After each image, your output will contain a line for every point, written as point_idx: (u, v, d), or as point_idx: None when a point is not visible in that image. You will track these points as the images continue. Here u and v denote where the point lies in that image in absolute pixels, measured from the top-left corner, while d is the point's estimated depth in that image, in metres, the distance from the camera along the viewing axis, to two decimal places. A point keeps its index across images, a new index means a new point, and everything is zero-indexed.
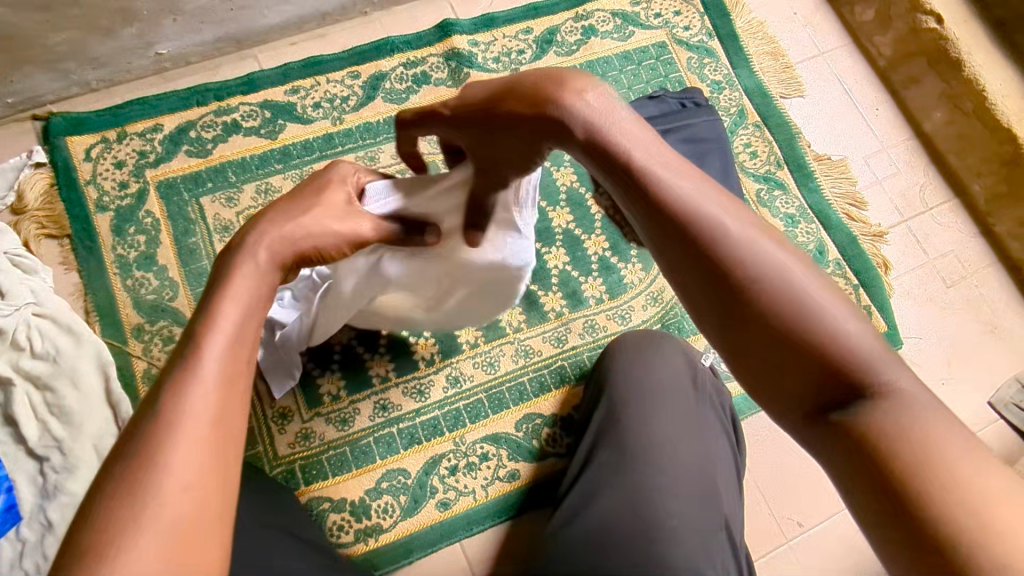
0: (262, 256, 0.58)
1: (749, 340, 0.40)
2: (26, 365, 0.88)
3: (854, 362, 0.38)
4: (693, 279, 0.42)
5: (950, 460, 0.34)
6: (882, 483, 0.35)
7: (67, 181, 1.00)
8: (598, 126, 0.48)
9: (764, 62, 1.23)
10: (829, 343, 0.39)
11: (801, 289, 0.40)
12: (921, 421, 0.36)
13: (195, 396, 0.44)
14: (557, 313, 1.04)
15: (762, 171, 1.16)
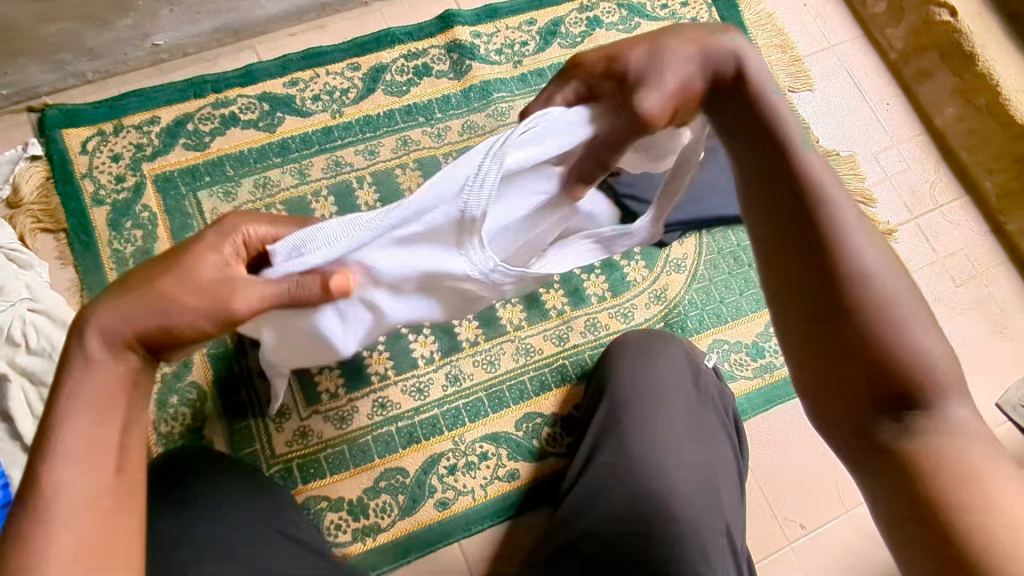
0: (93, 346, 0.54)
1: (828, 345, 0.50)
2: (21, 361, 0.87)
3: (923, 385, 0.47)
4: (802, 283, 0.51)
5: (980, 483, 0.45)
6: (911, 483, 0.46)
7: (62, 175, 0.98)
8: (759, 121, 0.54)
9: (773, 54, 1.20)
10: (904, 366, 0.47)
11: (896, 303, 0.48)
12: (965, 448, 0.46)
13: (54, 518, 0.50)
14: (558, 312, 1.02)
15: None
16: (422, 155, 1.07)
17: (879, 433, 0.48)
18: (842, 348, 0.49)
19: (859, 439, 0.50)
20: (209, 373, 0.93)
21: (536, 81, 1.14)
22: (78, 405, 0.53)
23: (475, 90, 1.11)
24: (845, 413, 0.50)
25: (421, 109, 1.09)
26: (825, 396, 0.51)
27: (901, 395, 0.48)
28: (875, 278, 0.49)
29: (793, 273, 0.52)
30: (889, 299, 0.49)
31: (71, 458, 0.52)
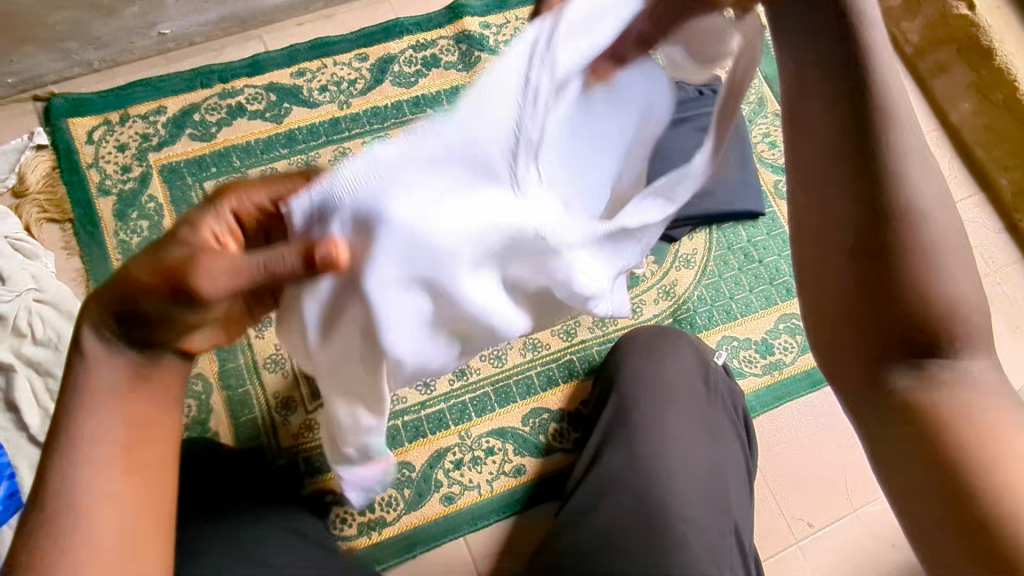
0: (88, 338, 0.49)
1: (855, 289, 0.43)
2: (27, 351, 0.87)
3: (954, 331, 0.42)
4: (840, 221, 0.43)
5: (994, 445, 0.41)
6: (923, 436, 0.43)
7: (68, 164, 0.98)
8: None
9: None
10: (937, 313, 0.41)
11: (942, 239, 0.41)
12: (979, 405, 0.43)
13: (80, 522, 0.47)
14: None
15: (780, 162, 1.12)
16: None
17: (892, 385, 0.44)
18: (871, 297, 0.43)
19: (866, 385, 0.46)
20: (216, 366, 0.93)
21: None
22: (90, 402, 0.49)
23: None
24: (862, 359, 0.46)
25: (429, 101, 1.08)
26: (839, 336, 0.46)
27: (923, 342, 0.43)
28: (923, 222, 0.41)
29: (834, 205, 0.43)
30: (937, 247, 0.41)
31: (86, 460, 0.48)
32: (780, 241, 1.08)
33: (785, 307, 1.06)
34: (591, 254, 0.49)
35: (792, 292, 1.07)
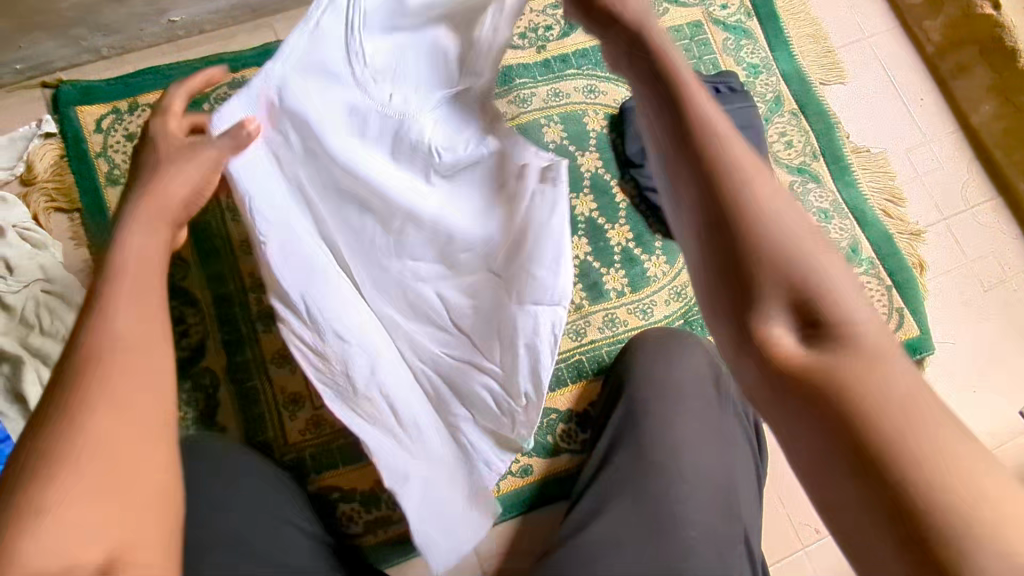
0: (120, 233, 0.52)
1: (714, 256, 0.39)
2: (35, 343, 0.87)
3: (829, 308, 0.36)
4: (685, 194, 0.41)
5: (922, 426, 0.31)
6: (840, 418, 0.32)
7: (76, 153, 0.97)
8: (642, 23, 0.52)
9: (805, 45, 1.16)
10: (801, 281, 0.36)
11: (790, 223, 0.38)
12: (891, 380, 0.33)
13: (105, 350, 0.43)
14: (576, 306, 1.01)
15: (796, 163, 1.10)
16: None
17: (774, 351, 0.36)
18: (730, 261, 0.38)
19: (748, 371, 0.38)
20: (224, 360, 0.92)
21: (560, 67, 1.10)
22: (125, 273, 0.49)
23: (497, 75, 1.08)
24: (740, 337, 0.38)
25: None
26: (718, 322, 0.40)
27: (804, 316, 0.36)
28: (760, 190, 0.39)
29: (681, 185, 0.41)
30: (781, 221, 0.39)
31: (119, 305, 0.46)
32: None
33: None
34: (435, 117, 0.75)
35: None
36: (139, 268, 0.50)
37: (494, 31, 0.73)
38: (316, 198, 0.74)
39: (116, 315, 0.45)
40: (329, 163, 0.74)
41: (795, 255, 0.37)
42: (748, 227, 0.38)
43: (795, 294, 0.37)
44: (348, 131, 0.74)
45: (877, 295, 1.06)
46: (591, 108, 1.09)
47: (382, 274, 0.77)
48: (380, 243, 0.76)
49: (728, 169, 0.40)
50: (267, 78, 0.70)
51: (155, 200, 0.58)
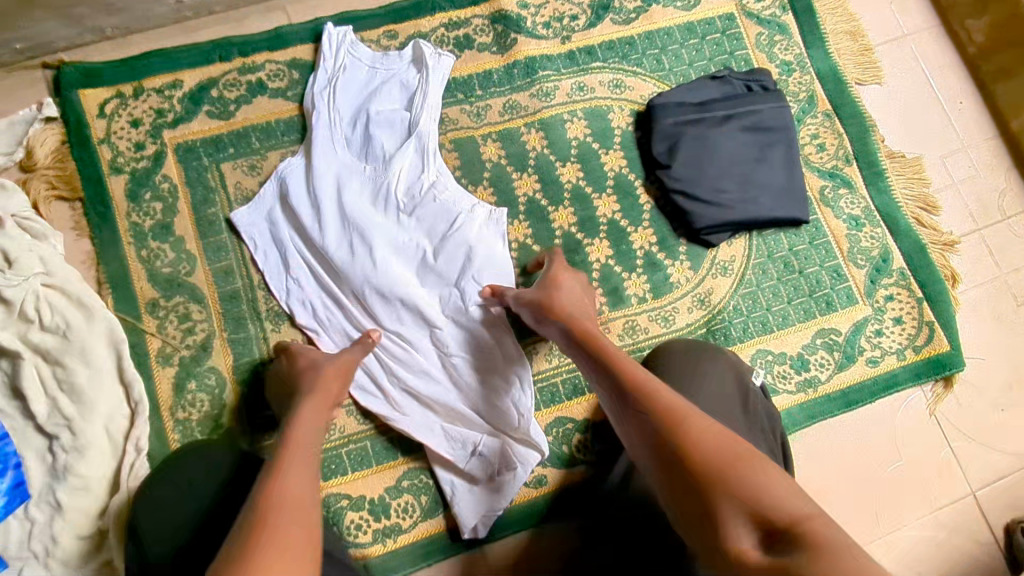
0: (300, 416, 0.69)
1: (676, 484, 0.56)
2: (34, 338, 0.83)
3: (788, 519, 0.49)
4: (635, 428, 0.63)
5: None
6: None
7: (78, 139, 0.93)
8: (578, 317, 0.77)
9: (841, 42, 1.11)
10: (769, 511, 0.50)
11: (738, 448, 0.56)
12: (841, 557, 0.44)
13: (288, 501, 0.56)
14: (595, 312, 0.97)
15: (828, 166, 1.06)
16: (460, 135, 1.00)
17: (738, 552, 0.50)
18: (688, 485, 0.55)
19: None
20: (231, 360, 0.90)
21: (585, 59, 1.06)
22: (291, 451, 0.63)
23: (520, 66, 1.04)
24: (718, 551, 0.51)
25: (461, 85, 1.01)
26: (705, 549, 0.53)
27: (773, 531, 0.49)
28: (688, 411, 0.61)
29: (632, 426, 0.63)
30: (709, 433, 0.58)
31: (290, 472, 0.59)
32: (824, 250, 1.03)
33: (824, 321, 1.01)
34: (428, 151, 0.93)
35: (833, 306, 1.01)
36: (293, 483, 0.58)
37: (425, 98, 0.95)
38: (317, 259, 0.91)
39: (283, 522, 0.53)
40: (326, 224, 0.89)
41: (733, 465, 0.54)
42: (685, 444, 0.57)
43: (745, 508, 0.51)
44: (336, 195, 0.91)
45: (906, 307, 1.02)
46: (616, 104, 1.05)
47: (374, 282, 0.88)
48: (367, 277, 0.89)
49: (661, 403, 0.61)
50: (274, 182, 0.93)
51: (303, 422, 0.67)
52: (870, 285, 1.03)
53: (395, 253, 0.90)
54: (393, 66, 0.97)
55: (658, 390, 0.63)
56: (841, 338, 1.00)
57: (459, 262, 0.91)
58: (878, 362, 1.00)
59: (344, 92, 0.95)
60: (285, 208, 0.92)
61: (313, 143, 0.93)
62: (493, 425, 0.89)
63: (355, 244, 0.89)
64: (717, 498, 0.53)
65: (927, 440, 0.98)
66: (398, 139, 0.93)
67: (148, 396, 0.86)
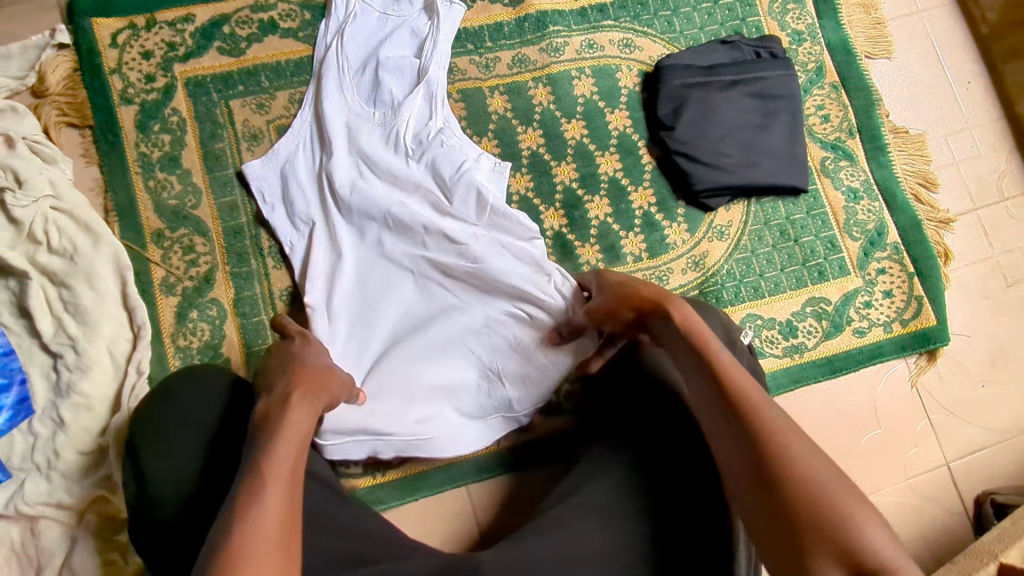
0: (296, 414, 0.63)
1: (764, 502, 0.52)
2: (42, 259, 0.85)
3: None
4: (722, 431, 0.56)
5: None
6: None
7: (90, 67, 0.93)
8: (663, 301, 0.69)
9: (853, 14, 1.11)
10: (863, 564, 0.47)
11: (838, 485, 0.50)
12: None
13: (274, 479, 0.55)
14: (591, 268, 0.99)
15: (831, 138, 1.07)
16: (467, 86, 1.01)
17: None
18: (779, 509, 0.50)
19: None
20: (231, 293, 0.92)
21: (596, 16, 1.06)
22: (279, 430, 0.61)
23: (531, 21, 1.04)
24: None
25: (471, 35, 1.02)
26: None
27: None
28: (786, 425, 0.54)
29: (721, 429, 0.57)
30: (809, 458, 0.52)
31: (277, 454, 0.58)
32: (820, 221, 1.04)
33: (815, 289, 1.02)
34: (434, 99, 0.94)
35: (825, 276, 1.03)
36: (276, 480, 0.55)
37: (434, 44, 0.95)
38: (318, 207, 0.90)
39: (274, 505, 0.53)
40: (336, 175, 0.89)
41: (835, 499, 0.49)
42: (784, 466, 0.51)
43: (838, 551, 0.47)
44: (347, 146, 0.91)
45: (897, 281, 1.04)
46: (625, 63, 1.05)
47: (381, 219, 0.89)
48: (380, 221, 0.89)
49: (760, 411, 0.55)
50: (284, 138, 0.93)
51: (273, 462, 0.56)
52: (863, 257, 1.04)
53: (411, 191, 0.91)
54: (402, 16, 0.97)
55: (756, 397, 0.56)
56: (830, 308, 1.02)
57: (471, 202, 0.90)
58: (865, 333, 1.02)
59: (353, 41, 0.96)
60: (299, 161, 0.92)
61: (323, 92, 0.93)
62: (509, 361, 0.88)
63: (357, 188, 0.89)
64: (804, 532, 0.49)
65: (906, 411, 1.01)
66: (402, 86, 0.94)
67: (149, 321, 0.89)
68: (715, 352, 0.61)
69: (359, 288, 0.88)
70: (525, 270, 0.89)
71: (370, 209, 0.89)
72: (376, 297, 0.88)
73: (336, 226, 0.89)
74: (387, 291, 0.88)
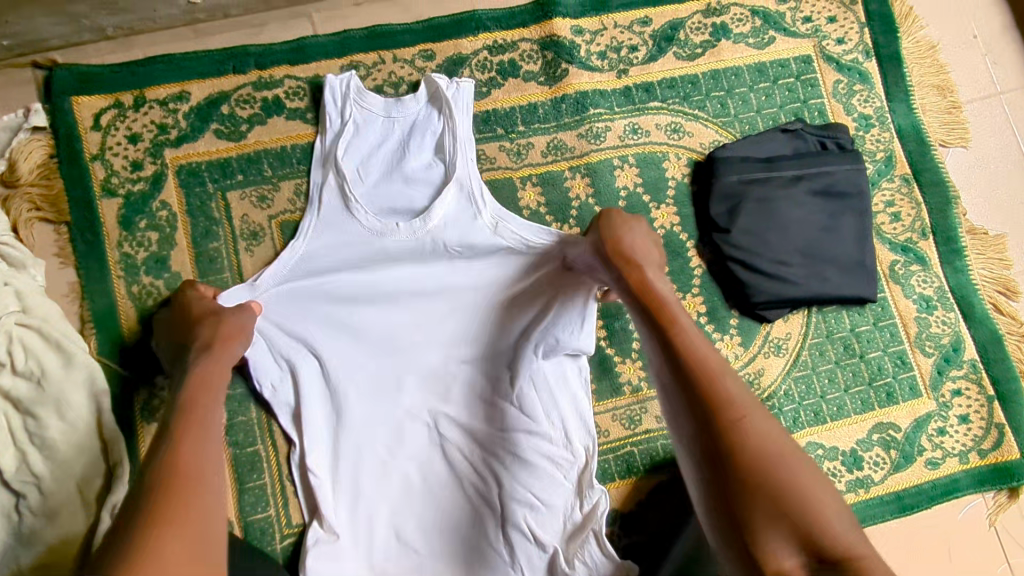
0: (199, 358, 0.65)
1: (719, 490, 0.53)
2: (6, 383, 0.74)
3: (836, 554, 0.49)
4: (682, 422, 0.56)
5: None
6: None
7: (68, 153, 0.82)
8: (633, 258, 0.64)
9: (926, 97, 0.99)
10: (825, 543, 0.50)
11: (792, 457, 0.53)
12: None
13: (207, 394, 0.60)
14: (633, 388, 0.88)
15: (901, 239, 0.95)
16: (496, 177, 0.90)
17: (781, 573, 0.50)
18: (736, 499, 0.52)
19: None
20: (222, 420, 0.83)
21: (642, 97, 0.94)
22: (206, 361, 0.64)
23: (569, 102, 0.92)
24: (754, 563, 0.51)
25: (501, 118, 0.91)
26: (736, 559, 0.52)
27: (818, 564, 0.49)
28: (754, 415, 0.54)
29: (680, 423, 0.56)
30: (768, 440, 0.53)
31: (205, 380, 0.61)
32: (888, 334, 0.93)
33: (883, 414, 0.91)
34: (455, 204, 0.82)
35: (894, 398, 0.92)
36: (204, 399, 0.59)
37: (454, 136, 0.83)
38: (329, 338, 0.81)
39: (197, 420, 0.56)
40: (349, 310, 0.82)
41: (793, 474, 0.51)
42: (749, 458, 0.52)
43: (793, 530, 0.50)
44: (370, 275, 0.82)
45: (974, 405, 0.93)
46: (673, 151, 0.93)
47: (400, 351, 0.83)
48: (394, 367, 0.82)
49: (728, 399, 0.54)
50: (284, 283, 0.81)
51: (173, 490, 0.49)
52: (937, 376, 0.93)
53: (422, 338, 0.83)
54: (409, 111, 0.85)
55: (717, 368, 0.56)
56: (900, 435, 0.91)
57: (505, 326, 0.83)
58: (938, 464, 0.91)
59: (364, 142, 0.84)
60: (299, 283, 0.81)
61: (327, 220, 0.82)
62: (538, 502, 0.81)
63: (372, 315, 0.83)
64: (761, 508, 0.51)
65: (984, 554, 0.90)
66: (422, 189, 0.83)
67: (128, 454, 0.78)
68: (674, 315, 0.59)
69: (372, 457, 0.81)
70: (566, 413, 0.84)
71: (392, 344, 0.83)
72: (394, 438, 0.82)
73: (342, 381, 0.81)
74: (403, 433, 0.82)
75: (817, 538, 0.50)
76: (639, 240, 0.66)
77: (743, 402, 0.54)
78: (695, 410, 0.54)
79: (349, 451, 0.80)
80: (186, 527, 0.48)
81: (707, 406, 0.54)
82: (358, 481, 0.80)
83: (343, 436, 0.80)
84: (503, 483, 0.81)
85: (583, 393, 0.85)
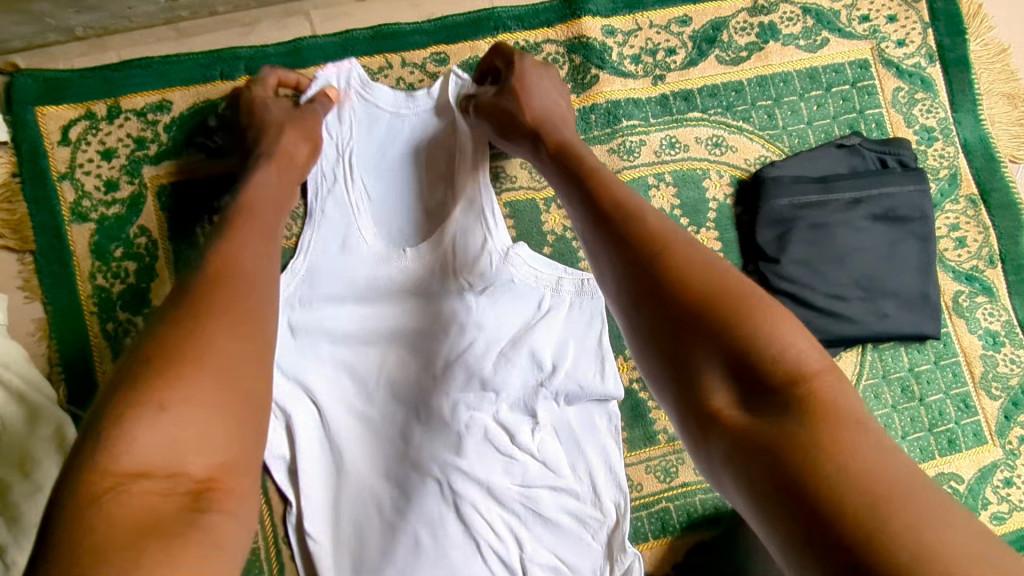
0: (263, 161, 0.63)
1: (648, 328, 0.44)
2: None
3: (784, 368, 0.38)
4: (609, 271, 0.49)
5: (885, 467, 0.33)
6: (791, 465, 0.34)
7: (32, 172, 0.72)
8: (543, 118, 0.66)
9: (996, 106, 0.88)
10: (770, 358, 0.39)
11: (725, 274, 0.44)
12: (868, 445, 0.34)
13: (270, 206, 0.56)
14: (669, 437, 0.79)
15: (966, 268, 0.86)
16: (517, 198, 0.80)
17: (715, 407, 0.40)
18: (668, 336, 0.43)
19: (704, 442, 0.40)
20: None
21: (680, 106, 0.84)
22: (286, 169, 0.64)
23: (599, 112, 0.82)
24: (692, 409, 0.41)
25: None
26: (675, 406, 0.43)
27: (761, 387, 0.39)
28: (684, 243, 0.46)
29: (606, 266, 0.49)
30: (703, 263, 0.44)
31: (268, 189, 0.59)
32: (950, 374, 0.84)
33: (943, 464, 0.83)
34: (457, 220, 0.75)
35: (956, 445, 0.83)
36: (267, 212, 0.55)
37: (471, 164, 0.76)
38: (330, 388, 0.74)
39: (254, 224, 0.51)
40: (355, 352, 0.74)
41: (729, 289, 0.42)
42: (677, 279, 0.43)
43: (724, 356, 0.40)
44: (378, 315, 0.75)
45: None
46: (714, 168, 0.84)
47: (408, 397, 0.74)
48: (403, 416, 0.74)
49: (650, 231, 0.47)
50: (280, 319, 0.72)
51: (236, 273, 0.45)
52: (1004, 421, 0.84)
53: (433, 382, 0.74)
54: (419, 129, 0.77)
55: (639, 209, 0.50)
56: (962, 488, 0.82)
57: (528, 371, 0.74)
58: (1005, 518, 0.82)
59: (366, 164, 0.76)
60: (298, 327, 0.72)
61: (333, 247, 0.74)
62: (561, 561, 0.73)
63: (375, 358, 0.75)
64: (691, 338, 0.42)
65: None
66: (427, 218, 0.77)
67: None
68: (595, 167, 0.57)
69: (379, 515, 0.72)
70: (594, 461, 0.75)
71: (401, 389, 0.74)
72: (404, 497, 0.73)
73: (345, 435, 0.73)
74: (412, 490, 0.73)
75: (754, 357, 0.39)
76: (544, 100, 0.69)
77: (670, 231, 0.47)
78: (622, 250, 0.47)
79: (356, 510, 0.73)
80: (219, 304, 0.42)
81: (631, 240, 0.47)
82: (361, 538, 0.72)
83: (347, 492, 0.73)
84: (523, 544, 0.73)
85: (614, 444, 0.76)
